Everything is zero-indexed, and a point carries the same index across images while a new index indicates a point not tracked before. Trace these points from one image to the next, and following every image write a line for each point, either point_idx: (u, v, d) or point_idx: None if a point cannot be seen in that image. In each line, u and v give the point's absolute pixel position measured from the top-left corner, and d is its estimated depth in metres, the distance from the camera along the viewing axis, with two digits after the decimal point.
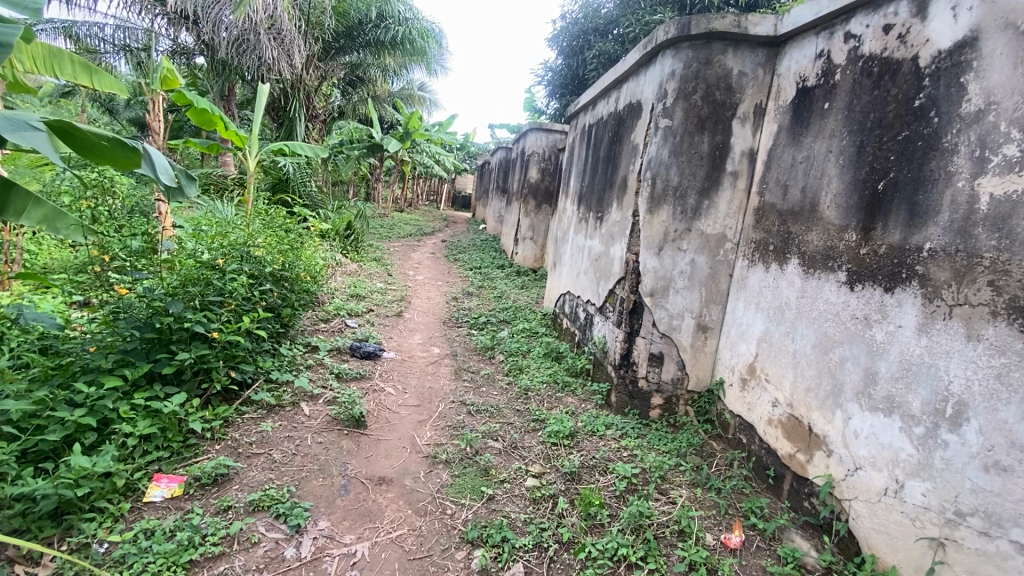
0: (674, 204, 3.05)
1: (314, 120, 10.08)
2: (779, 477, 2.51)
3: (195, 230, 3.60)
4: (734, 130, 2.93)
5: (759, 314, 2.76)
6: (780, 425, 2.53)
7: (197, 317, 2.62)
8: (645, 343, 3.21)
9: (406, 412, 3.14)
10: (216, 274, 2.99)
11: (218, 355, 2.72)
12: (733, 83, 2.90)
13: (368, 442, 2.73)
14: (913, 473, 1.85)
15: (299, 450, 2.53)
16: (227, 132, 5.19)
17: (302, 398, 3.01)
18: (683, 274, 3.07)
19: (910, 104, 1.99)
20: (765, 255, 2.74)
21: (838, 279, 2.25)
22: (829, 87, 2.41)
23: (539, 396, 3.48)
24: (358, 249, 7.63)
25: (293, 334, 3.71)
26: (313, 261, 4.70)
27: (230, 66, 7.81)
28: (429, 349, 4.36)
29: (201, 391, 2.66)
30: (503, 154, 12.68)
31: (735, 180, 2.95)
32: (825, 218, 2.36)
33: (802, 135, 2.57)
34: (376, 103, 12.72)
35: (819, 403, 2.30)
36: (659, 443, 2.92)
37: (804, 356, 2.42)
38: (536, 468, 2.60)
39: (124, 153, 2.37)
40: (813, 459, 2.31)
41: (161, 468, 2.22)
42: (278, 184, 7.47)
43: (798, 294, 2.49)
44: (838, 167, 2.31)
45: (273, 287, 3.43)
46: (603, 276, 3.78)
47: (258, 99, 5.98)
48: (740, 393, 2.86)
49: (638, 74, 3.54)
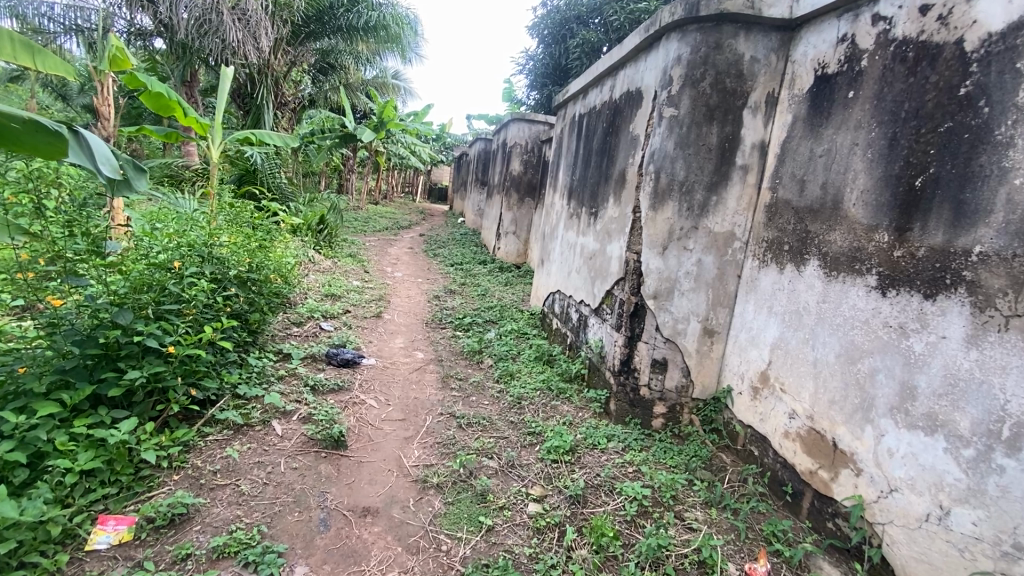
0: (679, 200, 2.84)
1: (283, 107, 9.56)
2: (797, 494, 2.33)
3: (149, 227, 3.24)
4: (745, 120, 2.73)
5: (772, 319, 2.57)
6: (798, 439, 2.35)
7: (150, 330, 2.28)
8: (647, 348, 3.00)
9: (390, 428, 2.87)
10: (173, 278, 2.64)
11: (176, 371, 2.39)
12: (744, 70, 2.69)
13: (349, 466, 2.45)
14: (962, 499, 1.68)
15: (270, 479, 2.24)
16: (187, 119, 4.74)
17: (274, 415, 2.71)
18: (689, 275, 2.87)
19: (955, 92, 1.81)
20: (779, 255, 2.56)
21: (867, 283, 2.07)
22: (854, 75, 2.22)
23: (534, 405, 3.25)
24: (332, 245, 7.26)
25: (262, 341, 3.39)
26: (284, 260, 4.34)
27: (191, 49, 7.27)
28: (412, 353, 4.07)
29: (156, 414, 2.34)
30: (481, 146, 12.32)
31: (745, 174, 2.76)
32: (851, 216, 2.18)
33: (822, 126, 2.37)
34: (348, 91, 12.21)
35: (845, 417, 2.13)
36: (665, 456, 2.72)
37: (826, 365, 2.24)
38: (536, 491, 2.37)
39: (46, 139, 2.04)
40: (838, 477, 2.14)
41: (107, 509, 1.91)
42: (245, 175, 7.02)
43: (818, 299, 2.30)
44: (867, 162, 2.12)
45: (238, 291, 3.11)
46: (599, 275, 3.56)
47: (224, 83, 5.52)
48: (752, 402, 2.68)
49: (637, 61, 3.31)
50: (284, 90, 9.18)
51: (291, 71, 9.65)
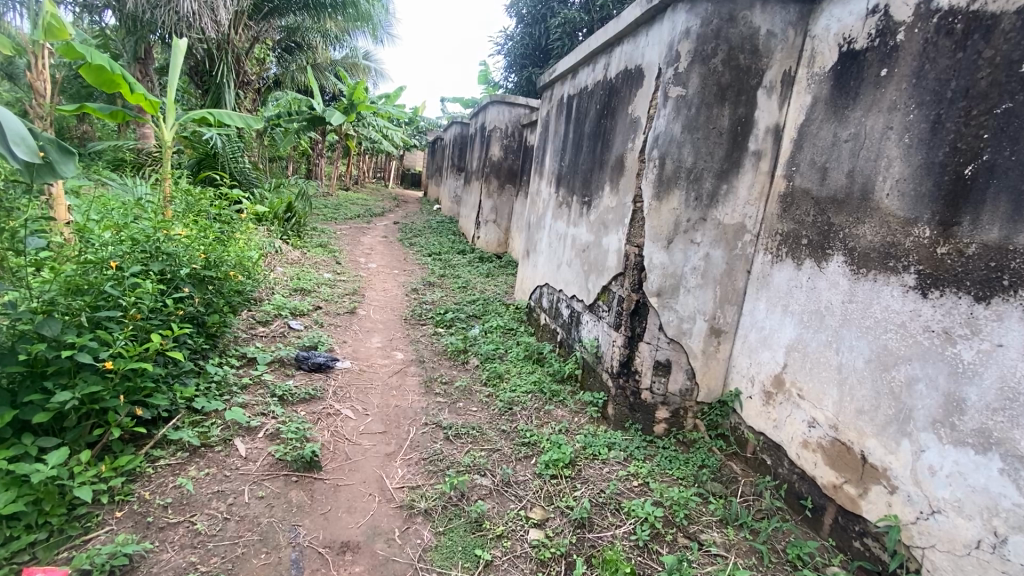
0: (686, 189, 2.60)
1: (247, 87, 8.96)
2: (818, 509, 2.15)
3: (88, 217, 2.83)
4: (759, 101, 2.50)
5: (788, 318, 2.37)
6: (819, 449, 2.16)
7: (84, 341, 1.93)
8: (649, 349, 2.76)
9: (369, 443, 2.59)
10: (112, 279, 2.27)
11: (117, 390, 2.03)
12: (760, 45, 2.45)
13: (324, 492, 2.17)
14: (1020, 526, 1.50)
15: (231, 513, 1.95)
16: (134, 96, 4.24)
17: (236, 433, 2.40)
18: (696, 270, 2.64)
19: (1014, 68, 1.60)
20: (795, 249, 2.35)
21: (903, 283, 1.87)
22: (887, 50, 2.00)
23: (526, 411, 3.00)
24: (300, 235, 6.83)
25: (222, 346, 3.05)
26: (248, 252, 3.95)
27: (142, 22, 6.67)
28: (391, 354, 3.77)
29: (94, 439, 2.00)
30: (457, 130, 11.90)
31: (757, 161, 2.54)
32: (883, 208, 1.97)
33: (848, 109, 2.15)
34: (317, 72, 11.61)
35: (875, 429, 1.93)
36: (671, 467, 2.52)
37: (853, 371, 2.04)
38: (537, 514, 2.14)
39: None
40: (867, 494, 1.95)
41: (34, 559, 1.61)
42: (204, 160, 6.50)
43: (843, 298, 2.10)
44: (903, 148, 1.91)
45: (192, 292, 2.75)
46: (593, 269, 3.32)
47: (177, 57, 5.01)
48: (764, 408, 2.49)
49: (636, 36, 3.05)
50: (247, 68, 8.56)
51: (253, 48, 9.04)
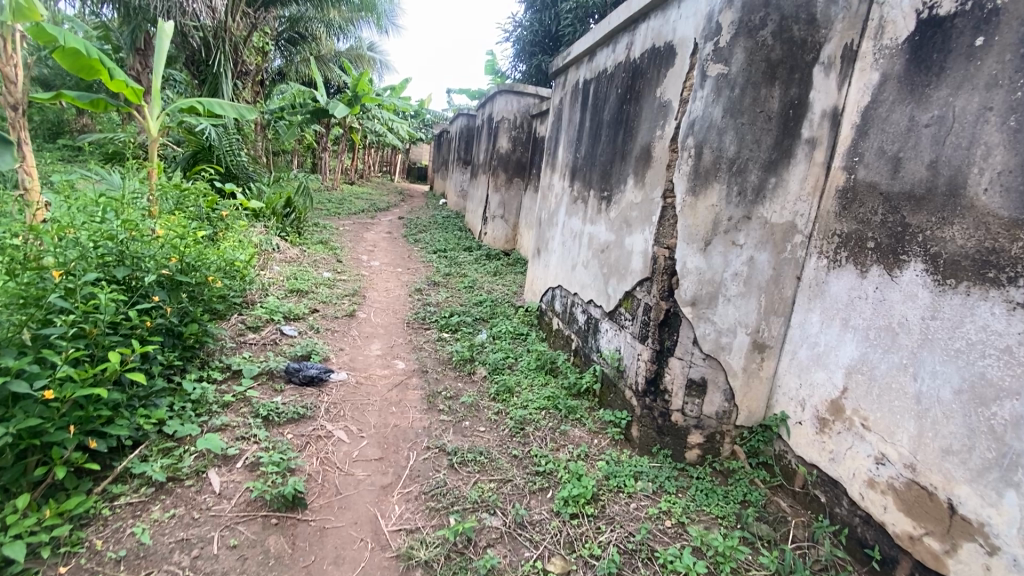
0: (728, 182, 2.27)
1: (246, 77, 8.63)
2: (887, 561, 1.82)
3: (51, 217, 2.54)
4: (815, 80, 2.15)
5: (848, 334, 2.03)
6: (890, 492, 1.82)
7: (19, 366, 1.64)
8: (682, 366, 2.43)
9: (364, 473, 2.28)
10: (63, 289, 1.98)
11: (64, 422, 1.75)
12: (817, 14, 2.11)
13: (308, 538, 1.86)
14: None
15: (195, 568, 1.65)
16: (115, 83, 3.93)
17: (210, 463, 2.10)
18: (737, 277, 2.31)
19: None
20: (859, 253, 2.01)
21: (1009, 298, 1.51)
22: (983, 15, 1.63)
23: (540, 432, 2.68)
24: (299, 232, 6.53)
25: (203, 359, 2.76)
26: (237, 253, 3.62)
27: (136, 10, 6.36)
28: (391, 363, 3.46)
29: (38, 479, 1.72)
30: (463, 121, 11.55)
31: (811, 150, 2.19)
32: (978, 206, 1.61)
33: (929, 87, 1.79)
34: (320, 63, 11.28)
35: (968, 475, 1.59)
36: (708, 503, 2.19)
37: (935, 401, 1.69)
38: (556, 565, 1.83)
39: None
40: (956, 552, 1.61)
41: None
42: (199, 153, 6.18)
43: (922, 314, 1.75)
44: (1009, 132, 1.54)
45: (164, 302, 2.47)
46: (614, 272, 2.98)
47: (162, 40, 4.68)
48: (817, 436, 2.15)
49: (665, 10, 2.70)
50: (247, 58, 8.23)
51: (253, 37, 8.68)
